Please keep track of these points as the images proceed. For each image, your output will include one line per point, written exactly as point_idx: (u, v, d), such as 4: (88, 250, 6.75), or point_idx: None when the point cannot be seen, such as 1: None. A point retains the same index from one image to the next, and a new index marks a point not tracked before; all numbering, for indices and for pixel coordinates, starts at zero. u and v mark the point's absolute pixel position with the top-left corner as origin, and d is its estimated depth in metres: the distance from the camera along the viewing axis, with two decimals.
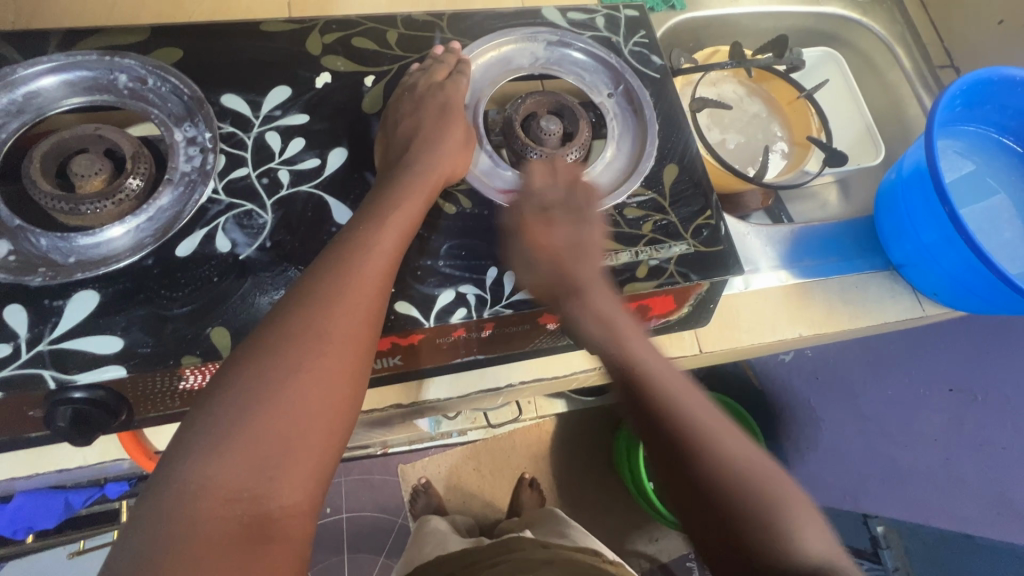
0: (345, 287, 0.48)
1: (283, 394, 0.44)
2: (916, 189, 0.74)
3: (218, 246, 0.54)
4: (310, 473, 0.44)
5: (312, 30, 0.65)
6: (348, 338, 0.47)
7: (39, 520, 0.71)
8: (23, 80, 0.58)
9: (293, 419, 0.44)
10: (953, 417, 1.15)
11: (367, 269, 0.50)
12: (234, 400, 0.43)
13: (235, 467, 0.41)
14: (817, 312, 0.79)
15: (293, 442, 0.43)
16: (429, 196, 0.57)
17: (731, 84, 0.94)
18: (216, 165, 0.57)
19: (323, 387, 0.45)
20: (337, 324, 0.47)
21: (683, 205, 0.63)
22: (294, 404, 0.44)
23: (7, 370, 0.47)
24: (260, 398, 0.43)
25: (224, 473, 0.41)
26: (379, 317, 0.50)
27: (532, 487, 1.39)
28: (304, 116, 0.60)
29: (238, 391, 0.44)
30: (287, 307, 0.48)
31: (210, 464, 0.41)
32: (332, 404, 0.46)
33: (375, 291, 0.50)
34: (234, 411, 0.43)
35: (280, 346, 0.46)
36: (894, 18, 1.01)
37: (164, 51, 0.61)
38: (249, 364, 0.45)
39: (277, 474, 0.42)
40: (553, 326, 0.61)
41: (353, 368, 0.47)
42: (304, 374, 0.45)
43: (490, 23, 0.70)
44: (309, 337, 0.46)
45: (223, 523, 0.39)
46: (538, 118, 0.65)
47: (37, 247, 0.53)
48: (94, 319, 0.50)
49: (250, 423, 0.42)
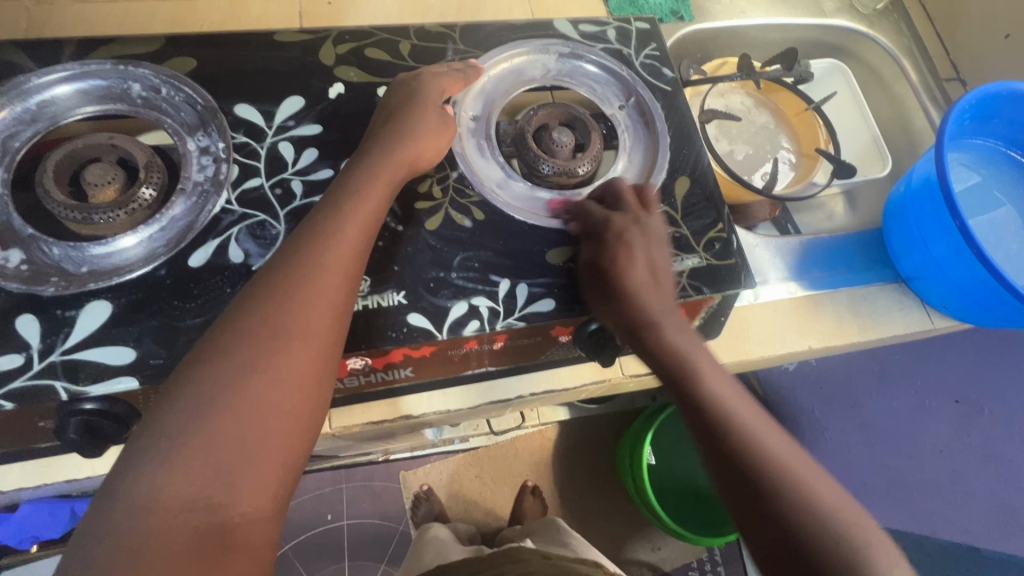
0: (305, 288, 0.47)
1: (240, 399, 0.43)
2: (925, 201, 0.74)
3: (231, 256, 0.54)
4: (269, 481, 0.42)
5: (325, 40, 0.65)
6: (313, 341, 0.46)
7: (46, 530, 0.71)
8: (38, 88, 0.58)
9: (253, 424, 0.42)
10: (959, 429, 1.15)
11: (339, 273, 0.49)
12: (190, 406, 0.42)
13: (188, 474, 0.39)
14: (827, 324, 0.78)
15: (253, 449, 0.42)
16: (390, 186, 0.55)
17: (739, 95, 0.93)
18: (229, 175, 0.57)
19: (282, 390, 0.44)
20: (296, 325, 0.46)
21: (695, 217, 0.63)
22: (251, 408, 0.43)
23: (19, 381, 0.47)
24: (218, 403, 0.42)
25: (176, 482, 0.39)
26: (343, 317, 0.49)
27: (535, 494, 1.38)
28: (317, 126, 0.60)
29: (195, 397, 0.42)
30: (245, 311, 0.46)
31: (163, 473, 0.39)
32: (293, 407, 0.45)
33: (338, 293, 0.48)
34: (188, 418, 0.41)
35: (237, 350, 0.44)
36: (902, 31, 1.02)
37: (178, 61, 0.61)
38: (208, 370, 0.43)
39: (234, 481, 0.41)
40: (565, 339, 0.61)
41: (314, 370, 0.46)
42: (260, 377, 0.44)
43: (502, 34, 0.70)
44: (266, 340, 0.45)
45: (178, 534, 0.38)
46: (549, 130, 0.65)
47: (49, 256, 0.52)
48: (106, 329, 0.50)
49: (204, 428, 0.41)
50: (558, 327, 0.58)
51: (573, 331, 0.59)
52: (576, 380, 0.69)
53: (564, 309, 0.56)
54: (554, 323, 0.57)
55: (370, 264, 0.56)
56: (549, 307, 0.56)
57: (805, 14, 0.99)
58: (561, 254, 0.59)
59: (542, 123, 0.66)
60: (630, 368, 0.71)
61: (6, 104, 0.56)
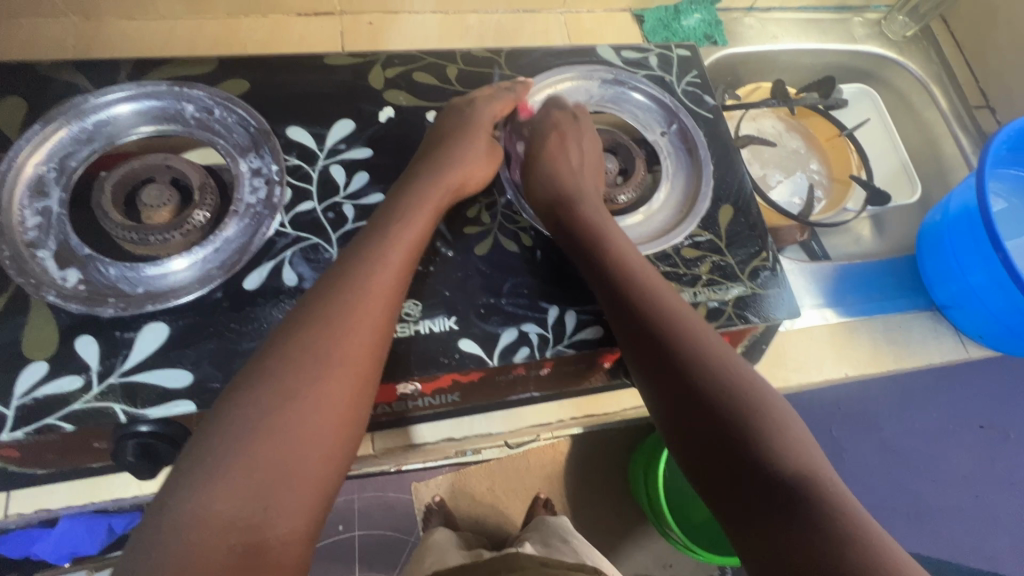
0: (353, 312, 0.48)
1: (283, 421, 0.42)
2: (962, 228, 0.74)
3: (286, 280, 0.54)
4: (304, 503, 0.41)
5: (374, 63, 0.66)
6: (354, 364, 0.46)
7: (82, 546, 0.70)
8: (95, 108, 0.58)
9: (293, 446, 0.42)
10: (981, 454, 1.14)
11: (384, 299, 0.49)
12: (235, 426, 0.42)
13: (230, 493, 0.39)
14: (863, 351, 0.78)
15: (293, 470, 0.41)
16: (434, 210, 0.56)
17: (771, 120, 0.93)
18: (283, 199, 0.58)
19: (321, 413, 0.44)
20: (337, 350, 0.46)
21: (740, 246, 0.63)
22: (292, 430, 0.42)
23: (79, 404, 0.47)
24: (261, 424, 0.42)
25: (219, 500, 0.39)
26: (383, 339, 0.49)
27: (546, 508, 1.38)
28: (368, 150, 0.61)
29: (240, 417, 0.42)
30: (289, 334, 0.47)
31: (209, 491, 0.39)
32: (331, 429, 0.44)
33: (381, 318, 0.49)
34: (231, 439, 0.41)
35: (279, 373, 0.44)
36: (930, 58, 1.03)
37: (232, 82, 0.62)
38: (253, 392, 0.44)
39: (274, 501, 0.40)
40: (609, 365, 0.61)
41: (353, 393, 0.46)
42: (300, 400, 0.43)
43: (547, 60, 0.71)
44: (308, 362, 0.45)
45: (217, 552, 0.37)
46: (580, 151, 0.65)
47: (106, 277, 0.53)
48: (164, 351, 0.50)
49: (248, 448, 0.41)
50: (604, 354, 0.58)
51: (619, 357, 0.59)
52: (614, 404, 0.70)
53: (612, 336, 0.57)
54: (601, 350, 0.57)
55: (422, 289, 0.56)
56: (597, 334, 0.56)
57: (835, 40, 1.00)
58: None
59: (571, 143, 0.65)
60: None
61: (65, 124, 0.57)
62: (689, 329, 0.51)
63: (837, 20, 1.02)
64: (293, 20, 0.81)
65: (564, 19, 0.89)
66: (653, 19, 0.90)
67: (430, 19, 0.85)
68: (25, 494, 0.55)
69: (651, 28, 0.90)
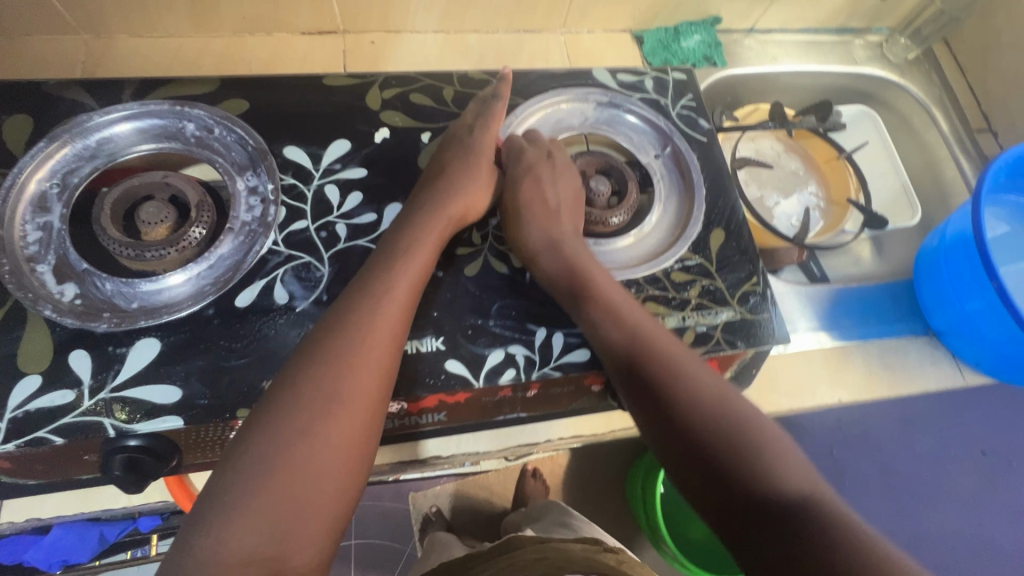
0: (352, 340, 0.48)
1: (297, 458, 0.43)
2: (959, 254, 0.74)
3: (277, 297, 0.55)
4: (319, 536, 0.42)
5: (372, 85, 0.67)
6: (359, 395, 0.47)
7: (74, 555, 0.71)
8: (98, 126, 0.60)
9: (306, 481, 0.43)
10: (984, 481, 1.07)
11: (389, 331, 0.50)
12: (250, 465, 0.42)
13: (248, 528, 0.40)
14: (857, 376, 0.78)
15: (307, 504, 0.43)
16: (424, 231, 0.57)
17: (770, 140, 0.93)
18: (277, 217, 0.59)
19: (332, 448, 0.45)
20: (342, 383, 0.47)
21: (730, 270, 0.64)
22: (306, 467, 0.43)
23: (69, 417, 0.48)
24: (275, 462, 0.43)
25: (238, 534, 0.40)
26: (390, 373, 0.49)
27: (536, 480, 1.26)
28: (362, 169, 0.62)
29: (253, 454, 0.43)
30: (298, 368, 0.48)
31: (226, 526, 0.40)
32: (340, 463, 0.45)
33: (389, 347, 0.50)
34: (247, 477, 0.42)
35: (290, 411, 0.45)
36: (931, 81, 1.03)
37: (232, 102, 0.63)
38: (265, 430, 0.44)
39: (290, 535, 0.41)
40: (597, 387, 0.61)
41: (361, 427, 0.46)
42: (312, 437, 0.44)
43: (542, 82, 0.72)
44: (318, 400, 0.46)
45: None
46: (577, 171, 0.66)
47: (102, 291, 0.54)
48: (155, 367, 0.51)
49: (263, 484, 0.42)
50: (591, 377, 0.58)
51: (606, 380, 0.59)
52: (604, 426, 0.73)
53: (599, 360, 0.57)
54: (588, 373, 0.57)
55: None
56: (584, 357, 0.57)
57: (836, 62, 1.00)
58: None
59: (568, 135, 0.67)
60: None
61: (68, 142, 0.59)
62: (671, 361, 0.53)
63: (839, 42, 1.02)
64: (297, 39, 0.82)
65: (564, 40, 0.90)
66: (652, 41, 0.91)
67: (432, 38, 0.86)
68: (17, 504, 0.56)
69: (650, 49, 0.91)
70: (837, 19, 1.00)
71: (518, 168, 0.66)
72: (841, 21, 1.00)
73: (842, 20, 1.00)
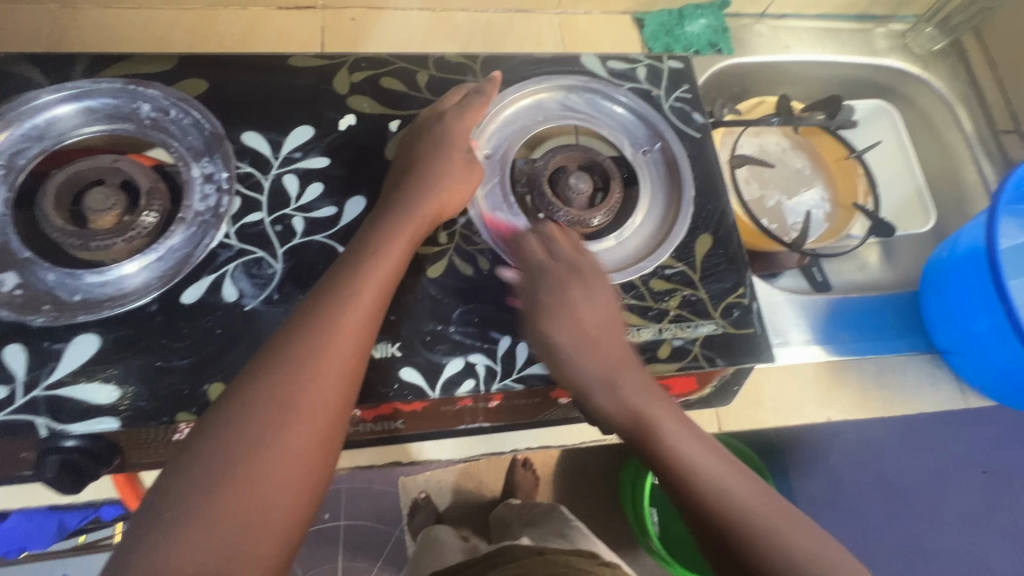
0: (291, 344, 0.44)
1: (247, 471, 0.39)
2: (968, 268, 0.69)
3: (225, 295, 0.52)
4: (269, 554, 0.38)
5: (341, 67, 0.63)
6: (308, 408, 0.42)
7: (33, 542, 0.71)
8: (45, 105, 0.57)
9: (258, 495, 0.39)
10: (982, 503, 0.93)
11: (355, 343, 0.46)
12: (196, 477, 0.38)
13: (191, 550, 0.36)
14: (848, 395, 0.76)
15: (261, 518, 0.38)
16: (380, 229, 0.53)
17: (775, 136, 0.87)
18: (230, 208, 0.56)
19: (288, 466, 0.40)
20: (295, 396, 0.42)
21: (714, 280, 0.59)
22: (251, 486, 0.39)
23: (1, 415, 0.46)
24: (225, 474, 0.39)
25: (181, 554, 0.36)
26: (353, 384, 0.45)
27: (526, 468, 1.18)
28: (324, 159, 0.59)
29: (198, 463, 0.39)
30: (256, 370, 0.44)
31: (165, 558, 0.35)
32: (297, 475, 0.41)
33: (354, 360, 0.46)
34: (191, 490, 0.38)
35: (242, 419, 0.41)
36: (955, 76, 0.95)
37: (190, 82, 0.60)
38: (215, 439, 0.40)
39: (240, 556, 0.37)
40: (566, 400, 0.58)
41: (314, 443, 0.42)
42: (265, 446, 0.40)
43: (525, 69, 0.67)
44: (274, 414, 0.41)
45: None
46: (568, 170, 0.61)
47: (44, 282, 0.51)
48: (92, 364, 0.49)
49: (201, 507, 0.37)
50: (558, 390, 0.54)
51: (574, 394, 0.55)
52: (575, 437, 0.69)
53: None
54: (554, 387, 0.53)
55: None
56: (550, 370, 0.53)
57: (853, 52, 0.93)
58: None
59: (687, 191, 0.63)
60: None
61: (15, 122, 0.56)
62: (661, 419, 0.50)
63: (858, 30, 0.94)
64: (273, 14, 0.77)
65: (559, 21, 0.84)
66: (654, 24, 0.85)
67: (417, 17, 0.81)
68: None
69: (651, 33, 0.85)
70: (857, 6, 0.92)
71: (671, 164, 0.65)
72: (862, 7, 0.93)
73: (863, 6, 0.92)
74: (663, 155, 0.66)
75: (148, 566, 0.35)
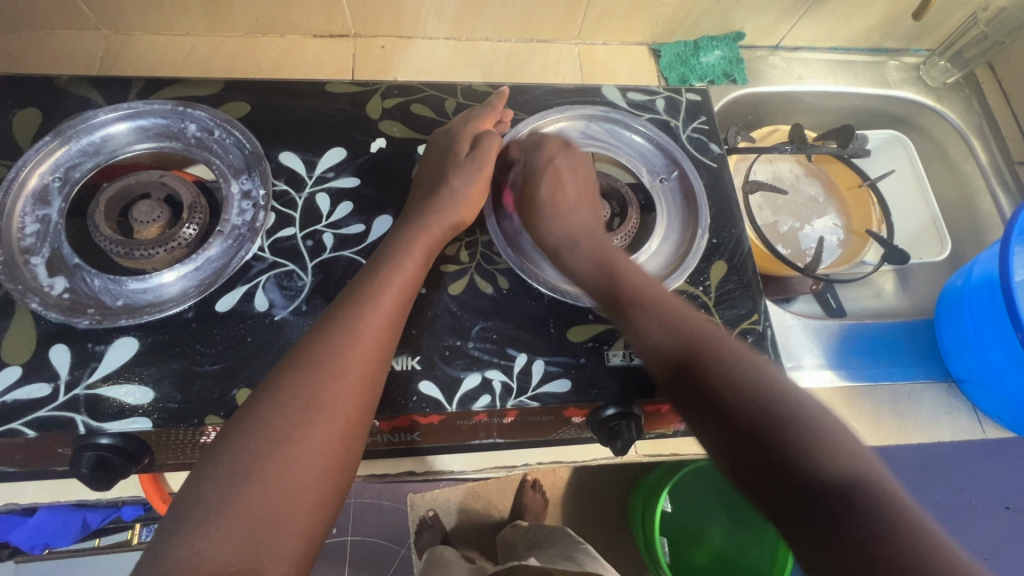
0: (318, 352, 0.47)
1: (274, 467, 0.41)
2: (984, 299, 0.69)
3: (257, 305, 0.55)
4: (292, 549, 0.40)
5: (374, 93, 0.67)
6: (331, 415, 0.44)
7: (55, 539, 0.73)
8: (101, 124, 0.61)
9: (283, 494, 0.40)
10: (1005, 541, 0.90)
11: (378, 355, 0.48)
12: (225, 474, 0.40)
13: (217, 545, 0.38)
14: (863, 422, 0.74)
15: (285, 517, 0.40)
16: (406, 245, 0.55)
17: (789, 164, 0.89)
18: (265, 223, 0.59)
19: (311, 469, 0.42)
20: (319, 401, 0.44)
21: (729, 306, 0.61)
22: (276, 485, 0.40)
23: (43, 411, 0.49)
24: (254, 468, 0.41)
25: (209, 541, 0.37)
26: (374, 392, 0.47)
27: (536, 489, 1.17)
28: (355, 180, 0.62)
29: (230, 458, 0.41)
30: (285, 375, 0.46)
31: (191, 554, 0.37)
32: (322, 473, 0.42)
33: (376, 371, 0.48)
34: (221, 486, 0.40)
35: (271, 418, 0.43)
36: (969, 107, 0.96)
37: (233, 105, 0.64)
38: (244, 439, 0.42)
39: (263, 553, 0.38)
40: (579, 419, 0.58)
41: (336, 447, 0.44)
42: (292, 443, 0.42)
43: (548, 98, 0.70)
44: (299, 418, 0.43)
45: None
46: (561, 183, 0.63)
47: (90, 287, 0.55)
48: (130, 366, 0.51)
49: (227, 505, 0.39)
50: (572, 409, 0.55)
51: (587, 413, 0.56)
52: (586, 454, 0.69)
53: (580, 392, 0.54)
54: (568, 405, 0.54)
55: None
56: (564, 388, 0.54)
57: (867, 84, 0.95)
58: (581, 332, 0.58)
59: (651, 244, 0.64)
60: (646, 450, 0.70)
61: (72, 138, 0.60)
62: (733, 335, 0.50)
63: (870, 62, 0.97)
64: (309, 42, 0.82)
65: (578, 51, 0.88)
66: (670, 55, 0.88)
67: (443, 45, 0.85)
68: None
69: (668, 63, 0.88)
70: (869, 39, 0.95)
71: (690, 194, 0.67)
72: (875, 41, 0.95)
73: (875, 40, 0.95)
74: (681, 183, 0.68)
75: (176, 559, 0.37)
